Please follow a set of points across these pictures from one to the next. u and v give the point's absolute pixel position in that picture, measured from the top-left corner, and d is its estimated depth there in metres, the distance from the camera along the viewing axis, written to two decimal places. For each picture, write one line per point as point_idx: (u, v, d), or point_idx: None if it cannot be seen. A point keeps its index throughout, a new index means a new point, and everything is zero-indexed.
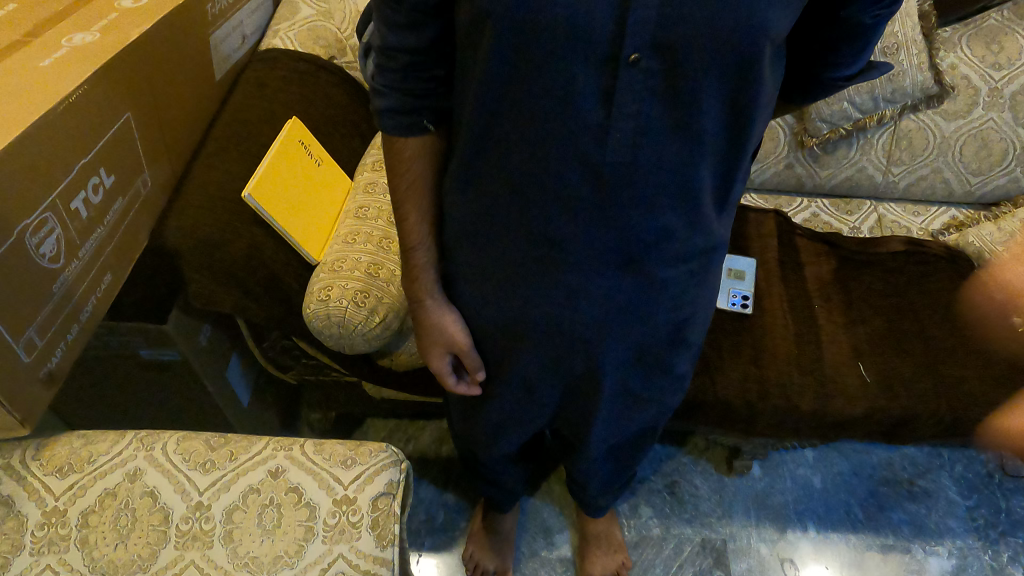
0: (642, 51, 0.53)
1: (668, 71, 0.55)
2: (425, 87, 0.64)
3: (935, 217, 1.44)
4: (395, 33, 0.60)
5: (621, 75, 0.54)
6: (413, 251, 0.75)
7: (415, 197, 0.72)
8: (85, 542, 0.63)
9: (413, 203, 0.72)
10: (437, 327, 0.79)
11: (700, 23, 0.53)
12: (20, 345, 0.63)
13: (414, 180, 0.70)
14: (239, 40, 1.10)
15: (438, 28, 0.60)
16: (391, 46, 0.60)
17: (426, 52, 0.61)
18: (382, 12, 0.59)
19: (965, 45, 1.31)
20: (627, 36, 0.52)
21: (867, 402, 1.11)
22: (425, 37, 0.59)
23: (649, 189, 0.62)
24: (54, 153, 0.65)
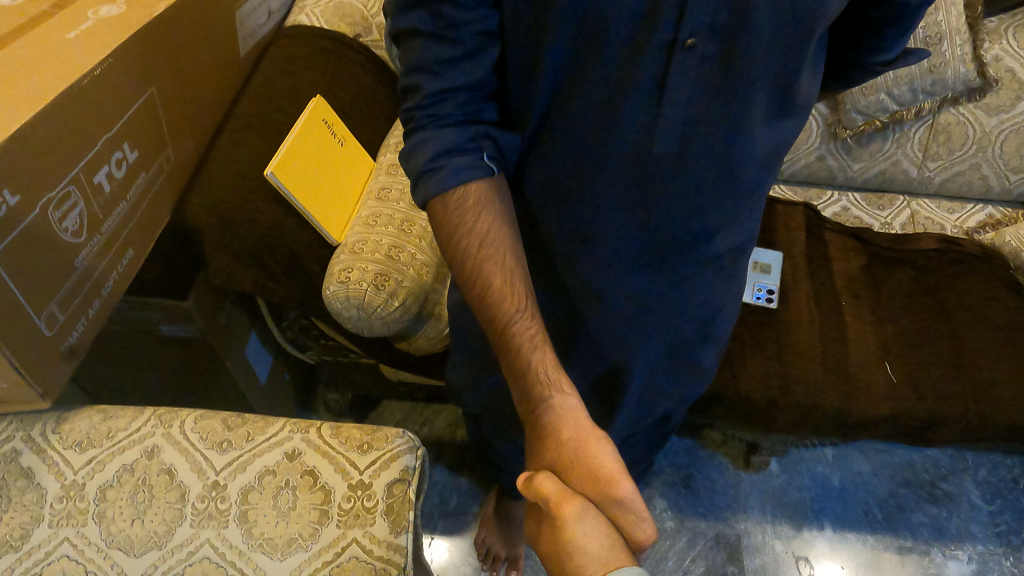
0: (700, 34, 0.51)
1: (724, 56, 0.53)
2: (488, 132, 0.58)
3: (971, 215, 1.40)
4: (449, 67, 0.54)
5: (676, 60, 0.52)
6: (516, 336, 0.56)
7: (492, 256, 0.57)
8: (103, 516, 0.64)
9: (498, 268, 0.57)
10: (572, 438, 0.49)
11: (762, 9, 0.50)
12: (41, 318, 0.63)
13: (485, 238, 0.57)
14: (265, 15, 1.08)
15: (486, 55, 0.56)
16: (449, 87, 0.54)
17: (482, 83, 0.56)
18: (429, 49, 0.53)
19: (1011, 36, 1.26)
20: (687, 19, 0.50)
21: (892, 402, 1.09)
22: (482, 63, 0.55)
23: (687, 182, 0.60)
24: (78, 126, 0.65)
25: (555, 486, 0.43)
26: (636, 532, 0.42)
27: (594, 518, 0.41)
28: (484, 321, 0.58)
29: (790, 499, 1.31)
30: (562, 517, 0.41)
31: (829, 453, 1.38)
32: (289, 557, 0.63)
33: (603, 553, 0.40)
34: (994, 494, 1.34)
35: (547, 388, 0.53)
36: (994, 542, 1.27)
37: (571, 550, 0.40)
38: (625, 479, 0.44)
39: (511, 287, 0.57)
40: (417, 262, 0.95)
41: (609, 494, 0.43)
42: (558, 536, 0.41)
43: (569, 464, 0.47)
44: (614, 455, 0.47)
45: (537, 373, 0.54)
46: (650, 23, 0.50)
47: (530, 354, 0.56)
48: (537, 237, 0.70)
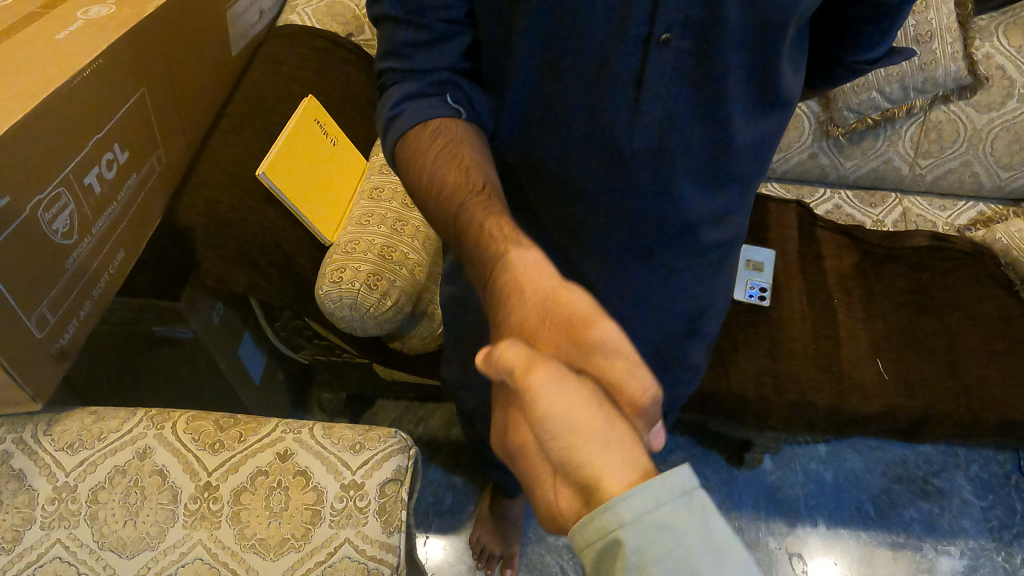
0: (673, 30, 0.52)
1: (698, 51, 0.53)
2: (456, 81, 0.58)
3: (962, 212, 1.40)
4: (416, 51, 0.57)
5: (651, 56, 0.52)
6: (475, 215, 0.50)
7: (450, 153, 0.55)
8: (94, 517, 0.64)
9: (458, 170, 0.54)
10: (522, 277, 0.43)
11: (735, 4, 0.50)
12: (32, 321, 0.63)
13: (442, 141, 0.56)
14: (257, 15, 1.08)
15: (458, 43, 0.58)
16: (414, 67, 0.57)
17: (455, 64, 0.59)
18: (396, 31, 0.57)
19: (1001, 34, 1.27)
20: (661, 15, 0.50)
21: (884, 398, 1.09)
22: (451, 48, 0.58)
23: (673, 178, 0.60)
24: (65, 126, 0.64)
25: (518, 347, 0.37)
26: (627, 386, 0.34)
27: (565, 377, 0.34)
28: (446, 216, 0.53)
29: (783, 496, 1.31)
30: (529, 383, 0.34)
31: (823, 451, 1.38)
32: (281, 557, 0.63)
33: (584, 413, 0.33)
34: (986, 490, 1.35)
35: (503, 244, 0.46)
36: (986, 537, 1.28)
37: (548, 424, 0.33)
38: (599, 322, 0.37)
39: (472, 180, 0.53)
40: (409, 261, 0.96)
41: (582, 342, 0.36)
42: (528, 408, 0.34)
43: (530, 321, 0.40)
44: (582, 296, 0.39)
45: (491, 235, 0.48)
46: (626, 17, 0.51)
47: (488, 223, 0.49)
48: (528, 232, 0.71)
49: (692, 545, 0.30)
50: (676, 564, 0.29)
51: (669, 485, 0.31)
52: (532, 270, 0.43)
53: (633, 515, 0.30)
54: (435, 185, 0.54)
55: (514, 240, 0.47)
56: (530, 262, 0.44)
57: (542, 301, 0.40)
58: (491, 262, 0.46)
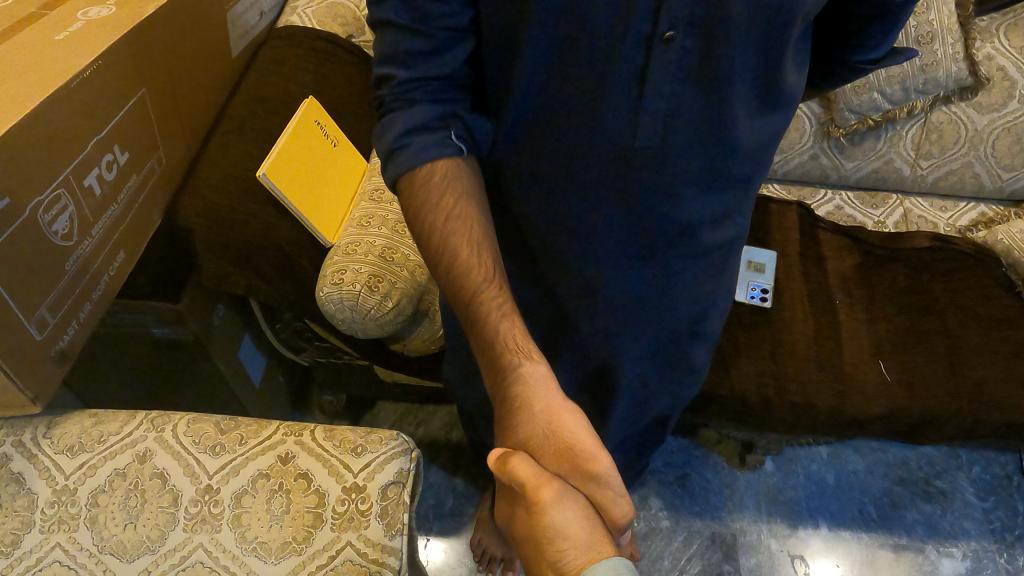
0: (677, 29, 0.51)
1: (702, 50, 0.53)
2: (456, 111, 0.58)
3: (963, 213, 1.40)
4: (419, 60, 0.55)
5: (654, 54, 0.52)
6: (485, 309, 0.54)
7: (463, 230, 0.57)
8: (94, 521, 0.63)
9: (470, 249, 0.56)
10: (532, 391, 0.49)
11: (739, 3, 0.50)
12: (31, 323, 0.62)
13: (455, 212, 0.57)
14: (257, 17, 1.08)
15: (460, 51, 0.57)
16: (418, 77, 0.56)
17: (456, 74, 0.57)
18: (398, 40, 0.55)
19: (1002, 35, 1.27)
20: (664, 14, 0.50)
21: (886, 400, 1.09)
22: (453, 58, 0.56)
23: (676, 178, 0.60)
24: (64, 127, 0.64)
25: (530, 468, 0.43)
26: (613, 511, 0.43)
27: (569, 502, 0.42)
28: (455, 297, 0.57)
29: (785, 498, 1.31)
30: (539, 500, 0.41)
31: (824, 452, 1.38)
32: (283, 560, 0.63)
33: (586, 540, 0.40)
34: (988, 491, 1.35)
35: (518, 353, 0.52)
36: (988, 539, 1.28)
37: (550, 536, 0.41)
38: (600, 450, 0.44)
39: (482, 263, 0.56)
40: (410, 263, 0.95)
41: (584, 470, 0.43)
42: (535, 519, 0.41)
43: (537, 434, 0.46)
44: (585, 424, 0.47)
45: (506, 339, 0.53)
46: (629, 16, 0.50)
47: (501, 323, 0.54)
48: (528, 234, 0.70)
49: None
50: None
51: None
52: (540, 386, 0.50)
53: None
54: (444, 259, 0.57)
55: (523, 348, 0.52)
56: (540, 377, 0.50)
57: (547, 416, 0.47)
58: (503, 364, 0.51)
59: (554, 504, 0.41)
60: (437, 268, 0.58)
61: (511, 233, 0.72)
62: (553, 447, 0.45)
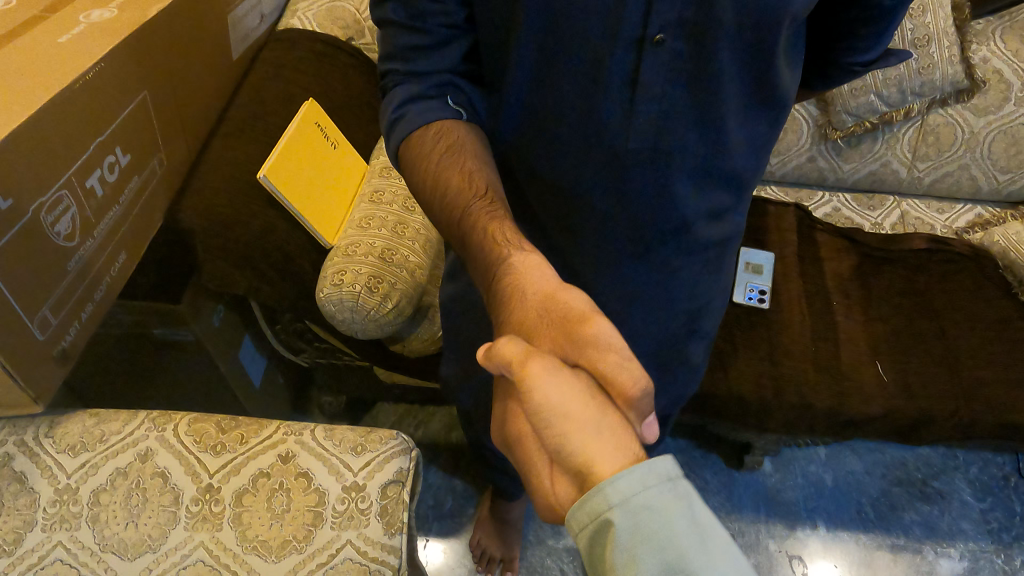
0: (668, 31, 0.52)
1: (693, 51, 0.54)
2: (455, 82, 0.60)
3: (960, 215, 1.41)
4: (416, 55, 0.58)
5: (646, 55, 0.53)
6: (476, 217, 0.52)
7: (452, 154, 0.57)
8: (95, 520, 0.64)
9: (458, 171, 0.56)
10: (521, 276, 0.46)
11: (729, 5, 0.51)
12: (34, 323, 0.63)
13: (445, 140, 0.57)
14: (258, 19, 1.08)
15: (458, 46, 0.59)
16: (415, 70, 0.58)
17: (454, 66, 0.60)
18: (396, 35, 0.58)
19: (998, 38, 1.27)
20: (655, 16, 0.51)
21: (883, 400, 1.10)
22: (450, 53, 0.58)
23: (670, 178, 0.61)
24: (67, 129, 0.64)
25: (515, 345, 0.39)
26: (616, 380, 0.38)
27: (562, 374, 0.38)
28: (447, 213, 0.55)
29: (783, 499, 1.31)
30: (528, 374, 0.37)
31: (822, 453, 1.38)
32: (283, 558, 0.63)
33: (581, 411, 0.37)
34: (985, 492, 1.35)
35: (506, 246, 0.49)
36: (986, 539, 1.28)
37: (545, 413, 0.37)
38: (596, 319, 0.40)
39: (473, 182, 0.55)
40: (410, 265, 0.96)
41: (578, 341, 0.40)
42: (528, 397, 0.37)
43: (530, 317, 0.43)
44: (580, 297, 0.43)
45: (495, 236, 0.50)
46: (622, 17, 0.51)
47: (489, 224, 0.51)
48: (526, 232, 0.71)
49: (675, 533, 0.33)
50: (662, 556, 0.33)
51: (658, 469, 0.35)
52: (530, 269, 0.46)
53: (620, 498, 0.34)
54: (435, 185, 0.56)
55: (514, 241, 0.50)
56: (530, 262, 0.47)
57: (540, 298, 0.44)
58: (493, 260, 0.49)
59: (543, 378, 0.37)
60: (428, 190, 0.57)
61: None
62: (548, 324, 0.42)
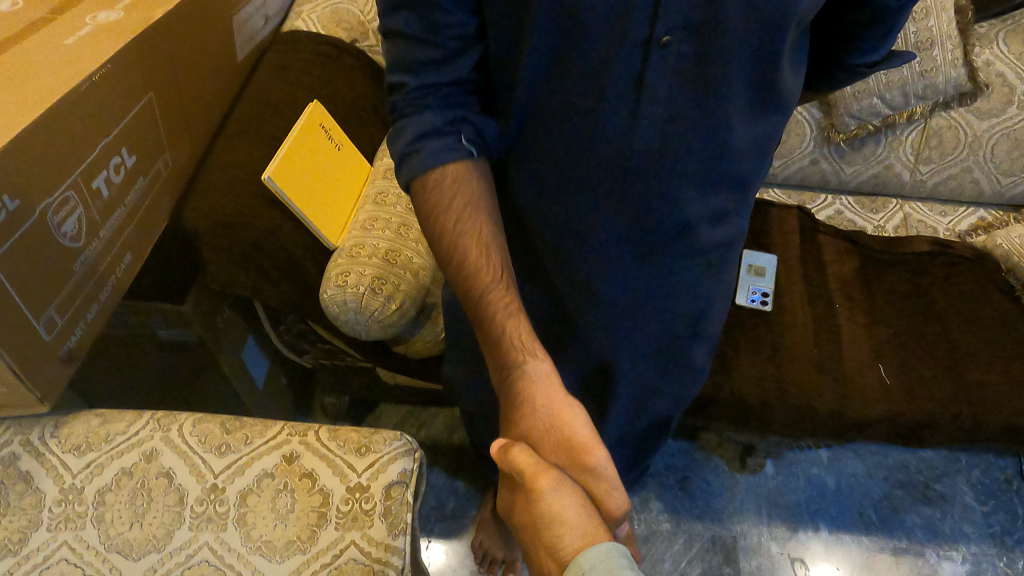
0: (674, 34, 0.52)
1: (698, 54, 0.54)
2: (467, 111, 0.59)
3: (963, 218, 1.41)
4: (428, 69, 0.57)
5: (651, 58, 0.53)
6: (492, 309, 0.57)
7: (468, 230, 0.59)
8: (101, 519, 0.64)
9: (477, 248, 0.59)
10: (533, 387, 0.52)
11: (734, 8, 0.51)
12: (40, 323, 0.63)
13: (463, 211, 0.59)
14: (263, 21, 1.09)
15: (469, 57, 0.58)
16: (428, 85, 0.57)
17: (466, 79, 0.59)
18: (409, 49, 0.56)
19: (1001, 41, 1.28)
20: (661, 20, 0.51)
21: (886, 403, 1.10)
22: (462, 67, 0.58)
23: (674, 180, 0.61)
24: (74, 131, 0.65)
25: (527, 457, 0.44)
26: (607, 502, 0.43)
27: (566, 487, 0.42)
28: (463, 293, 0.59)
29: (785, 501, 1.31)
30: (538, 488, 0.42)
31: (824, 456, 1.38)
32: (287, 559, 0.63)
33: (576, 520, 0.40)
34: (987, 495, 1.35)
35: (521, 353, 0.54)
36: (988, 542, 1.28)
37: (545, 520, 0.41)
38: (599, 446, 0.45)
39: (488, 263, 0.58)
40: (413, 266, 0.96)
41: (580, 463, 0.44)
42: (534, 505, 0.42)
43: (541, 427, 0.48)
44: (585, 420, 0.48)
45: (511, 340, 0.55)
46: (627, 21, 0.51)
47: (507, 323, 0.56)
48: (529, 235, 0.71)
49: None
50: None
51: None
52: (542, 382, 0.52)
53: (589, 564, 0.37)
54: (454, 257, 0.59)
55: (528, 347, 0.55)
56: (544, 375, 0.52)
57: (550, 412, 0.49)
58: (508, 364, 0.54)
59: (548, 492, 0.41)
60: (447, 265, 0.60)
61: (514, 235, 0.73)
62: (554, 438, 0.46)
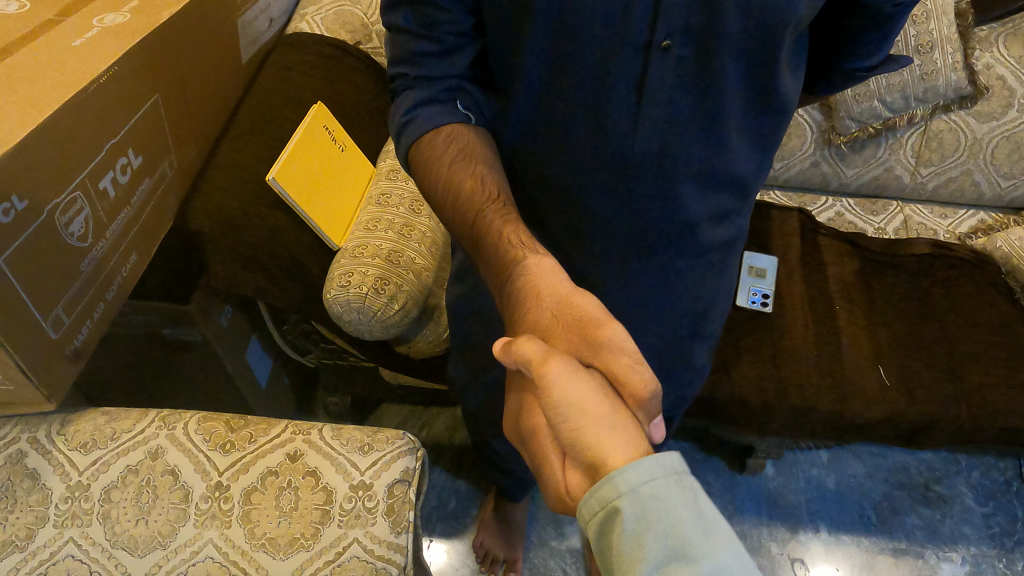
0: (674, 38, 0.53)
1: (698, 58, 0.55)
2: (461, 86, 0.61)
3: (963, 220, 1.42)
4: (425, 61, 0.59)
5: (652, 61, 0.54)
6: (490, 222, 0.54)
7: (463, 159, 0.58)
8: (106, 516, 0.65)
9: (471, 179, 0.57)
10: (533, 277, 0.48)
11: (734, 13, 0.52)
12: (48, 322, 0.64)
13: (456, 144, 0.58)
14: (267, 23, 1.10)
15: (466, 54, 0.60)
16: (423, 74, 0.59)
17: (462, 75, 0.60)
18: (404, 39, 0.59)
19: (1001, 45, 1.28)
20: (661, 24, 0.52)
21: (886, 404, 1.10)
22: (458, 60, 0.59)
23: (674, 182, 0.62)
24: (82, 132, 0.65)
25: (533, 348, 0.40)
26: (629, 382, 0.39)
27: (580, 375, 0.39)
28: (459, 219, 0.57)
29: (785, 502, 1.32)
30: (548, 378, 0.39)
31: (825, 457, 1.39)
32: (291, 556, 0.64)
33: (595, 407, 0.38)
34: (987, 497, 1.35)
35: (519, 249, 0.51)
36: (987, 543, 1.29)
37: (562, 410, 0.38)
38: (612, 323, 0.42)
39: (485, 187, 0.57)
40: (416, 266, 0.97)
41: (596, 343, 0.41)
42: (543, 393, 0.39)
43: (546, 318, 0.45)
44: (595, 301, 0.44)
45: (508, 239, 0.52)
46: (629, 24, 0.52)
47: (505, 230, 0.53)
48: (531, 235, 0.72)
49: (680, 515, 0.33)
50: (667, 538, 0.33)
51: (665, 461, 0.35)
52: (541, 272, 0.48)
53: (628, 487, 0.34)
54: (449, 184, 0.57)
55: (526, 244, 0.51)
56: (544, 264, 0.49)
57: (555, 300, 0.46)
58: (506, 262, 0.51)
59: (563, 383, 0.38)
60: (441, 194, 0.58)
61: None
62: (563, 325, 0.43)
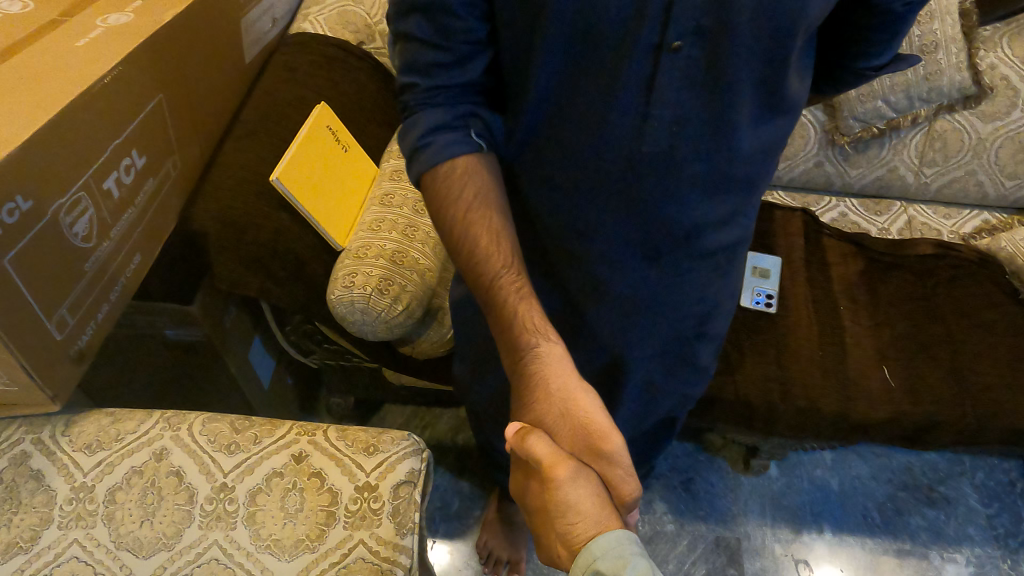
0: (684, 39, 0.53)
1: (708, 59, 0.54)
2: (476, 110, 0.60)
3: (967, 221, 1.41)
4: (439, 72, 0.58)
5: (662, 63, 0.53)
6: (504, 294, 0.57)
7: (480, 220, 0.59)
8: (111, 517, 0.64)
9: (488, 241, 0.59)
10: (544, 368, 0.51)
11: (745, 13, 0.51)
12: (52, 322, 0.64)
13: (474, 202, 0.59)
14: (270, 23, 1.09)
15: (480, 61, 0.59)
16: (438, 86, 0.58)
17: (475, 83, 0.60)
18: (419, 51, 0.57)
19: (1005, 45, 1.28)
20: (671, 25, 0.52)
21: (890, 405, 1.10)
22: (472, 71, 0.58)
23: (682, 183, 0.61)
24: (86, 133, 0.65)
25: (546, 447, 0.43)
26: (623, 493, 0.43)
27: (583, 480, 0.42)
28: (471, 277, 0.59)
29: (789, 503, 1.32)
30: (554, 480, 0.42)
31: (828, 457, 1.39)
32: (296, 557, 0.64)
33: (593, 512, 0.41)
34: (991, 498, 1.35)
35: (535, 338, 0.54)
36: (992, 545, 1.28)
37: (562, 511, 0.41)
38: (615, 432, 0.45)
39: (502, 254, 0.59)
40: (419, 266, 0.97)
41: (597, 450, 0.44)
42: (551, 500, 0.42)
43: (552, 415, 0.48)
44: (601, 406, 0.48)
45: (524, 324, 0.55)
46: (639, 26, 0.52)
47: (521, 313, 0.56)
48: (537, 236, 0.71)
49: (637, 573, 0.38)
50: None
51: (624, 534, 0.40)
52: (553, 365, 0.52)
53: (600, 552, 0.38)
54: (465, 246, 0.60)
55: (538, 328, 0.55)
56: (556, 355, 0.53)
57: (563, 398, 0.49)
58: (519, 344, 0.54)
59: (565, 485, 0.41)
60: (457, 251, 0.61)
61: (521, 237, 0.73)
62: (565, 423, 0.47)
